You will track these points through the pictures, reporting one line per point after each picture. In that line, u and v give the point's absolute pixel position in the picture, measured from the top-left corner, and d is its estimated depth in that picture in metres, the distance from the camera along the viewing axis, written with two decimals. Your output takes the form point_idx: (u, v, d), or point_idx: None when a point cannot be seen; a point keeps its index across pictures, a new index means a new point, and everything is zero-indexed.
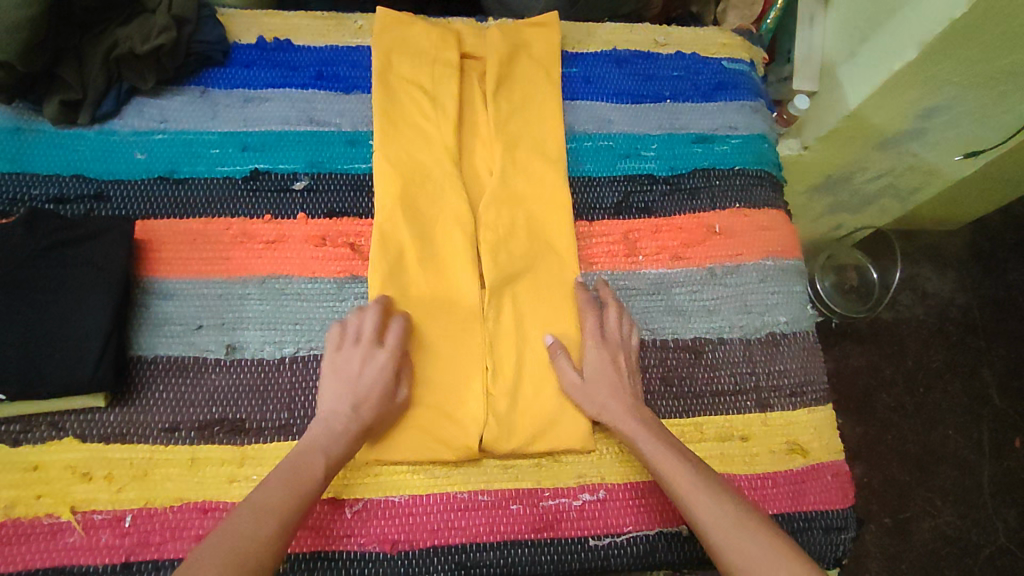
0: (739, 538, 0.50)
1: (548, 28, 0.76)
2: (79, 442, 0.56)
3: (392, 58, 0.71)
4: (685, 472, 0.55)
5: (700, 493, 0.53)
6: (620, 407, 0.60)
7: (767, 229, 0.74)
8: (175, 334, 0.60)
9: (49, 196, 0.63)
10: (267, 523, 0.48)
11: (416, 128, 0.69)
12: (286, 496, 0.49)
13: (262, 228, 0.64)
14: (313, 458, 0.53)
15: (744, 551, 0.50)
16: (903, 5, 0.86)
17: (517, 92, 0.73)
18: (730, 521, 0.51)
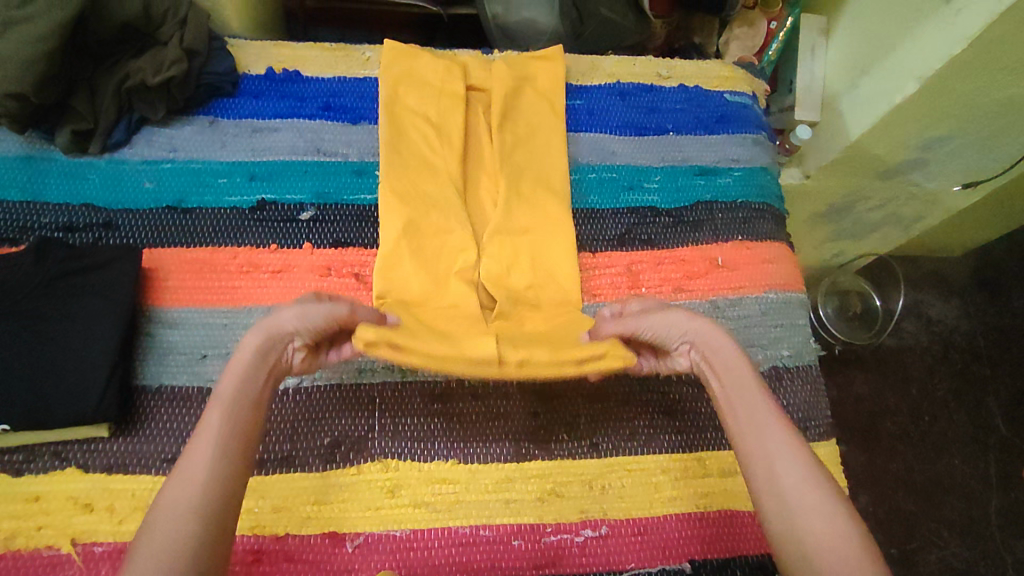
0: (812, 498, 0.45)
1: (552, 62, 0.77)
2: (82, 472, 0.56)
3: (399, 89, 0.72)
4: (773, 417, 0.50)
5: (783, 442, 0.48)
6: (719, 340, 0.55)
7: (770, 262, 0.75)
8: (180, 364, 0.60)
9: (58, 224, 0.63)
10: (182, 507, 0.40)
11: (422, 158, 0.70)
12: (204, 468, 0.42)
13: (268, 258, 0.65)
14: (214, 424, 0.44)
15: (814, 512, 0.44)
16: (903, 39, 0.87)
17: (520, 124, 0.75)
18: (807, 477, 0.46)
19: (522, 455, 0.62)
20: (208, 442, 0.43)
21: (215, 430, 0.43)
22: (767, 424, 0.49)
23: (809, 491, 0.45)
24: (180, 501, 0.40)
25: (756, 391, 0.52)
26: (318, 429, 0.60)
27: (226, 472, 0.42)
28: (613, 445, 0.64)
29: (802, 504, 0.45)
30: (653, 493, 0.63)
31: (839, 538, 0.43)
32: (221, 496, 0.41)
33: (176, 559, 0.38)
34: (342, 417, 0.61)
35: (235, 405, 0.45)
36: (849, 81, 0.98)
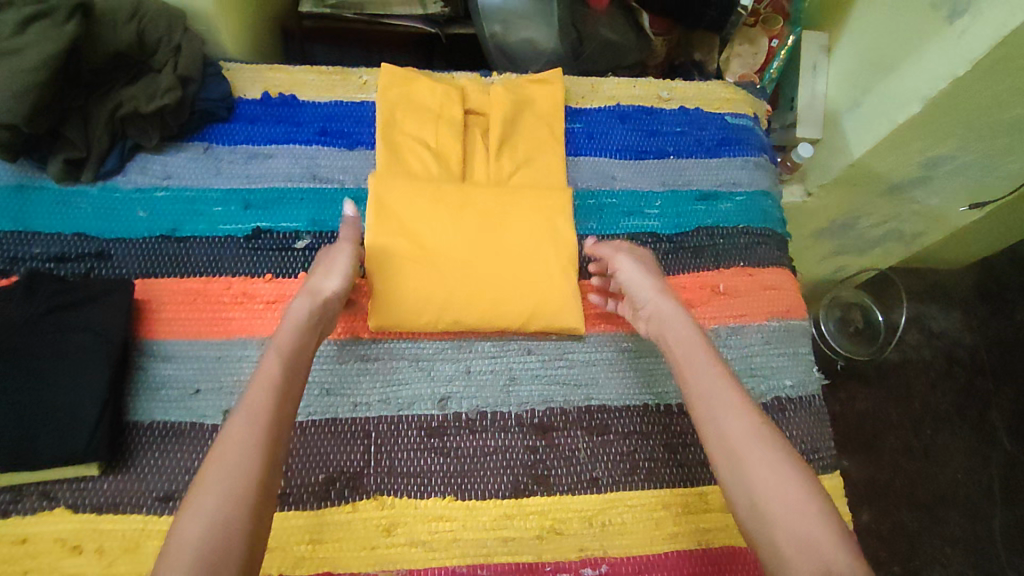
0: (756, 447, 0.48)
1: (551, 85, 0.76)
2: (71, 512, 0.54)
3: (396, 113, 0.71)
4: (721, 376, 0.53)
5: (730, 397, 0.52)
6: (674, 312, 0.60)
7: (772, 288, 0.74)
8: (172, 400, 0.59)
9: (49, 255, 0.62)
10: (243, 438, 0.44)
11: (417, 182, 0.68)
12: (258, 407, 0.46)
13: (263, 288, 0.63)
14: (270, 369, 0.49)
15: (757, 459, 0.48)
16: (907, 58, 0.86)
17: (519, 149, 0.73)
18: (751, 428, 0.49)
19: (521, 491, 0.61)
20: (263, 385, 0.48)
21: (273, 375, 0.49)
22: (714, 384, 0.53)
23: (753, 441, 0.49)
24: (242, 434, 0.45)
25: (705, 354, 0.55)
26: (313, 466, 0.59)
27: (280, 410, 0.47)
28: (614, 480, 0.63)
29: (747, 452, 0.48)
30: (654, 529, 0.62)
31: (779, 483, 0.46)
32: (274, 432, 0.46)
33: (233, 483, 0.42)
34: (338, 453, 0.60)
35: (287, 352, 0.51)
36: (852, 100, 0.97)
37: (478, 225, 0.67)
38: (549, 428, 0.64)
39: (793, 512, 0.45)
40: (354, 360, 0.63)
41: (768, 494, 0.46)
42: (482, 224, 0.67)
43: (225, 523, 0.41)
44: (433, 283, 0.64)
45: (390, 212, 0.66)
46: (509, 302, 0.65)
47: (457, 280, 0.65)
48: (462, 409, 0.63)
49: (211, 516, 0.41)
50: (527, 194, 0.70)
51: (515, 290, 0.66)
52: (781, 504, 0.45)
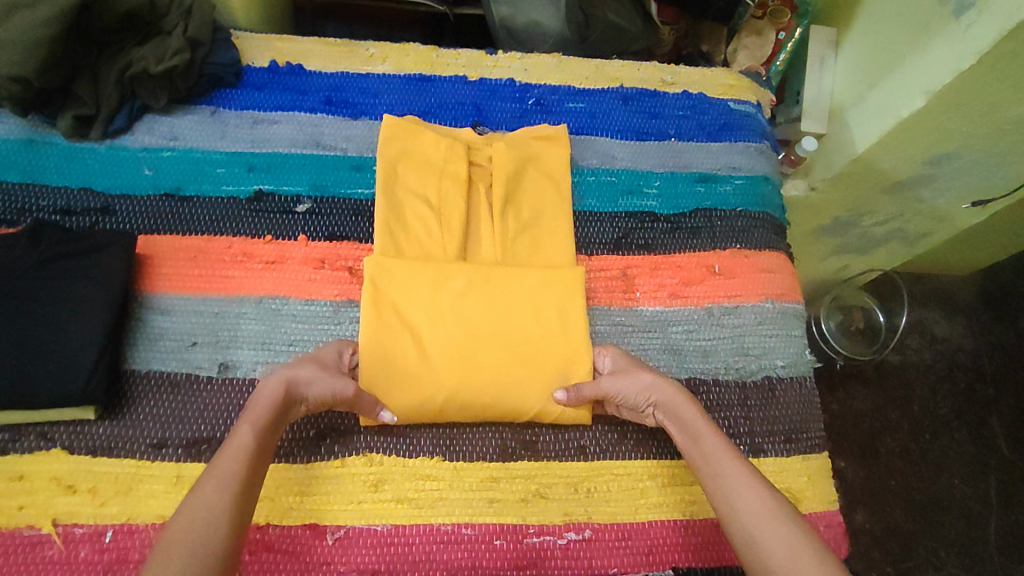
0: (774, 527, 0.49)
1: (555, 142, 0.74)
2: (67, 454, 0.56)
3: (397, 167, 0.69)
4: (729, 461, 0.54)
5: (743, 482, 0.52)
6: (671, 395, 0.59)
7: (768, 271, 0.74)
8: (170, 351, 0.61)
9: (56, 207, 0.64)
10: (212, 513, 0.44)
11: (412, 261, 0.64)
12: (228, 476, 0.47)
13: (263, 248, 0.65)
14: (245, 440, 0.49)
15: (778, 540, 0.48)
16: (913, 53, 0.86)
17: (524, 207, 0.70)
18: (767, 513, 0.50)
19: (508, 455, 0.62)
20: (235, 456, 0.48)
21: (246, 445, 0.49)
22: (724, 475, 0.54)
23: (772, 523, 0.49)
24: (210, 509, 0.45)
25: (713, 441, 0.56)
26: (304, 422, 0.60)
27: (247, 488, 0.47)
28: (600, 449, 0.63)
29: (767, 535, 0.49)
30: (639, 499, 0.62)
31: (804, 565, 0.46)
32: (240, 509, 0.46)
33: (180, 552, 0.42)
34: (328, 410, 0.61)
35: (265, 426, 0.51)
36: (858, 94, 0.97)
37: (477, 314, 0.64)
38: None
39: None
40: (350, 321, 0.64)
41: None
42: (482, 315, 0.64)
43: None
44: (424, 378, 0.61)
45: (382, 300, 0.63)
46: (509, 393, 0.62)
47: (453, 373, 0.61)
48: None
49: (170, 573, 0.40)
50: (531, 275, 0.66)
51: (512, 378, 0.62)
52: None
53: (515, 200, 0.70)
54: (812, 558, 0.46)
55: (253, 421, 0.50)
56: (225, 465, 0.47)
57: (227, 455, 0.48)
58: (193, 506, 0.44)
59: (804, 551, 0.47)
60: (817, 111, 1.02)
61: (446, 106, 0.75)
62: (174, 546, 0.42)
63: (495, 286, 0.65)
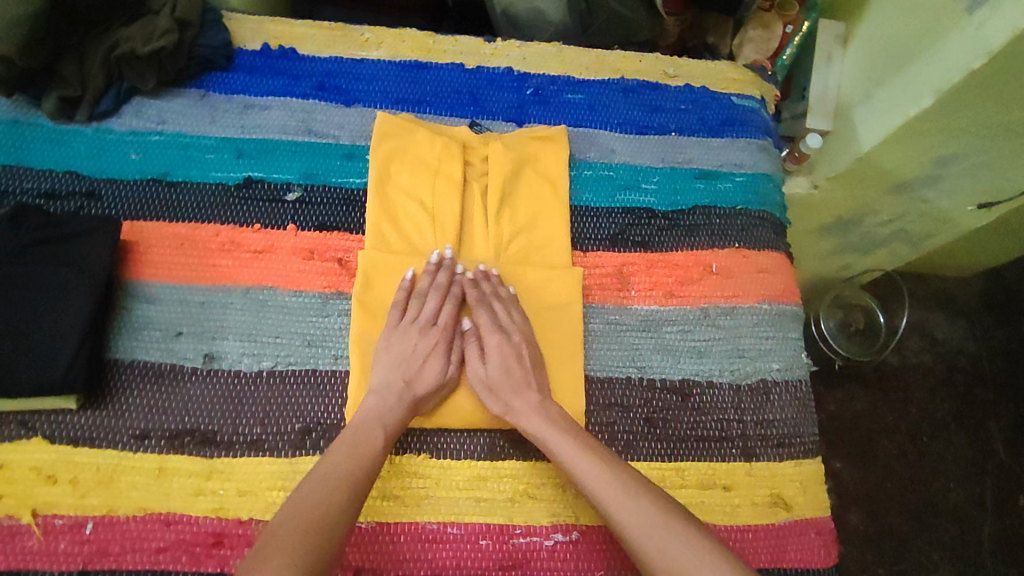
0: (665, 534, 0.51)
1: (554, 143, 0.71)
2: (47, 443, 0.55)
3: (390, 167, 0.67)
4: (610, 475, 0.54)
5: (621, 491, 0.53)
6: (536, 420, 0.58)
7: (765, 272, 0.72)
8: (154, 340, 0.60)
9: (40, 191, 0.62)
10: (321, 504, 0.49)
11: (480, 277, 0.64)
12: (334, 476, 0.51)
13: (250, 237, 0.63)
14: (371, 441, 0.55)
15: (673, 543, 0.50)
16: (923, 50, 0.84)
17: (521, 210, 0.69)
18: (649, 516, 0.52)
19: (496, 454, 0.61)
20: (348, 453, 0.53)
21: (372, 449, 0.54)
22: (602, 489, 0.54)
23: (658, 527, 0.51)
24: (318, 501, 0.49)
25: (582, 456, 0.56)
26: (288, 415, 0.59)
27: (361, 479, 0.52)
28: None
29: (658, 540, 0.51)
30: None
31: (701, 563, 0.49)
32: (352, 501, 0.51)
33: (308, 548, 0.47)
34: (313, 403, 0.59)
35: (392, 424, 0.56)
36: (865, 91, 0.95)
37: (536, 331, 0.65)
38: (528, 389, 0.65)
39: None
40: (338, 314, 0.62)
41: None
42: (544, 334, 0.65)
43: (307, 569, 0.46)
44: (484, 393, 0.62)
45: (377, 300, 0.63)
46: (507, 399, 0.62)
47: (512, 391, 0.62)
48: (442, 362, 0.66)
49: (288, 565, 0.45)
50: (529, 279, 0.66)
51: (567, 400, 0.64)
52: None
53: (511, 202, 0.69)
54: (711, 555, 0.50)
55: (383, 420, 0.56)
56: (337, 460, 0.53)
57: (344, 453, 0.53)
58: (299, 499, 0.50)
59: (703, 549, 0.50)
60: (823, 107, 1.00)
61: (441, 94, 0.73)
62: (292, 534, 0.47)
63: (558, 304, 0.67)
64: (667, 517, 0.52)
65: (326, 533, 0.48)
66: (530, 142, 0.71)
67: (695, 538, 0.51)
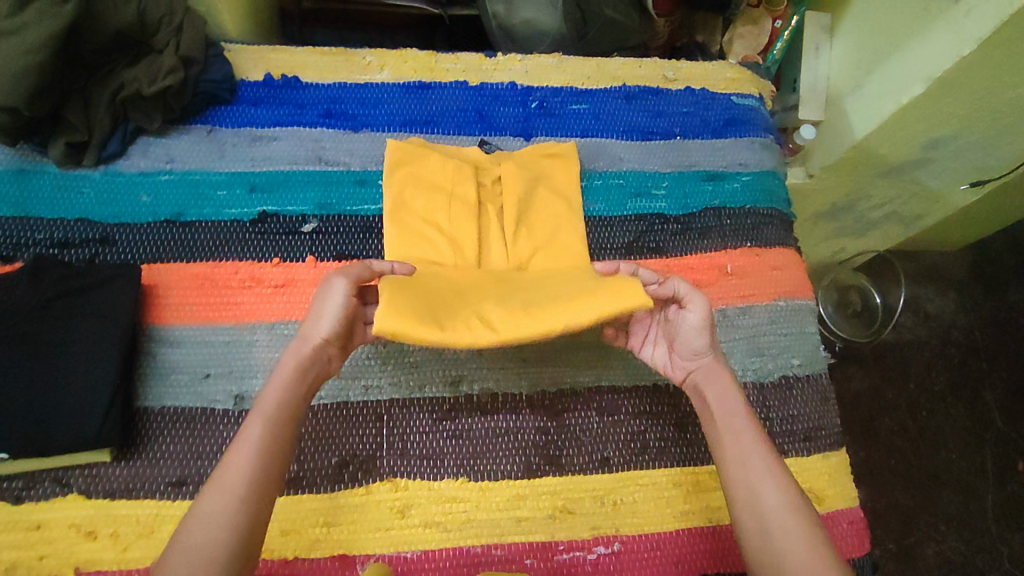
0: (796, 533, 0.48)
1: (564, 159, 0.72)
2: (84, 498, 0.54)
3: (404, 194, 0.67)
4: (767, 460, 0.51)
5: (764, 470, 0.51)
6: (716, 375, 0.57)
7: (780, 270, 0.74)
8: (182, 385, 0.59)
9: (53, 240, 0.61)
10: (217, 527, 0.44)
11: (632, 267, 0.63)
12: (230, 489, 0.45)
13: (271, 272, 0.63)
14: (246, 449, 0.47)
15: (796, 541, 0.47)
16: (909, 39, 0.86)
17: (538, 227, 0.69)
18: (788, 511, 0.49)
19: (534, 471, 0.61)
20: (243, 458, 0.46)
21: (258, 445, 0.47)
22: (746, 451, 0.52)
23: (792, 523, 0.48)
24: (214, 523, 0.44)
25: (746, 424, 0.54)
26: (324, 449, 0.59)
27: (263, 484, 0.46)
28: (624, 459, 0.63)
29: (784, 536, 0.48)
30: (665, 507, 0.62)
31: None
32: (254, 518, 0.45)
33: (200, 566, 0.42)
34: (350, 436, 0.60)
35: (274, 415, 0.49)
36: (854, 80, 0.97)
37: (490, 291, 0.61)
38: (611, 408, 0.64)
39: None
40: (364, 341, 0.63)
41: None
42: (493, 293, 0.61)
43: None
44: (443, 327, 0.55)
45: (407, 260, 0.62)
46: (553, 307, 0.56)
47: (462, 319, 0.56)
48: (473, 391, 0.63)
49: None
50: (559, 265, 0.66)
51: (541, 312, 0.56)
52: None
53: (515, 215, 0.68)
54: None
55: (264, 414, 0.49)
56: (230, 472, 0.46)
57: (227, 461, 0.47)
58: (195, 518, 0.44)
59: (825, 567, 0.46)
60: (814, 98, 1.02)
61: (448, 113, 0.73)
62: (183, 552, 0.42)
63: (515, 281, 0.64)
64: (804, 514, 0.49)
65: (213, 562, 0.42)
66: (541, 160, 0.71)
67: (823, 551, 0.47)
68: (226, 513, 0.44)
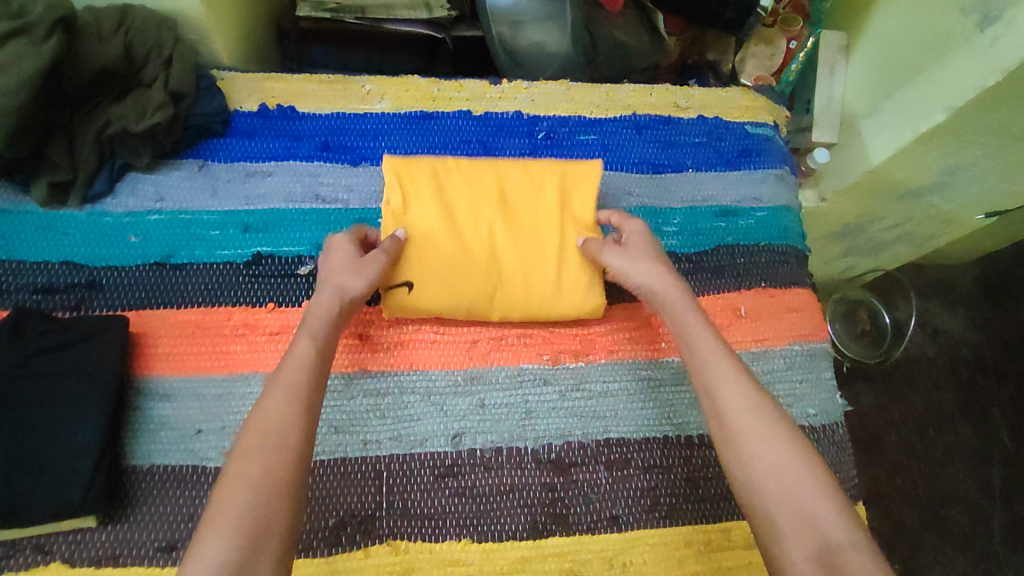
0: (759, 419, 0.48)
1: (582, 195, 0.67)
2: (67, 568, 0.52)
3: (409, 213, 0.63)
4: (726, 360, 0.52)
5: (726, 370, 0.51)
6: (669, 290, 0.58)
7: (795, 311, 0.71)
8: (172, 442, 0.56)
9: (36, 285, 0.58)
10: (282, 420, 0.45)
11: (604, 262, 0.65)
12: (295, 388, 0.47)
13: (265, 319, 0.60)
14: (303, 352, 0.49)
15: (760, 436, 0.47)
16: (930, 64, 0.82)
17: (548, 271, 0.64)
18: (749, 401, 0.49)
19: (539, 531, 0.58)
20: (295, 364, 0.48)
21: (305, 354, 0.49)
22: (704, 351, 0.53)
23: (752, 416, 0.48)
24: (282, 418, 0.45)
25: (704, 330, 0.55)
26: (321, 510, 0.56)
27: (312, 391, 0.47)
28: (633, 517, 0.60)
29: (749, 430, 0.48)
30: (675, 569, 0.60)
31: (786, 462, 0.46)
32: (310, 410, 0.46)
33: (264, 460, 0.43)
34: (347, 496, 0.57)
35: (320, 329, 0.51)
36: (870, 104, 0.93)
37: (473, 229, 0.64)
38: (621, 462, 0.62)
39: (795, 483, 0.45)
40: (363, 394, 0.60)
41: (779, 489, 0.45)
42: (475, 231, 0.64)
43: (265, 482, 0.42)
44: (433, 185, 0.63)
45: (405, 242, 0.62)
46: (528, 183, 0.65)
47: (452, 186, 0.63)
48: (476, 445, 0.60)
49: (250, 492, 0.41)
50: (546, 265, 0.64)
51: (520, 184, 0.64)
52: (789, 492, 0.45)
53: (522, 231, 0.65)
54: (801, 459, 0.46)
55: (312, 333, 0.51)
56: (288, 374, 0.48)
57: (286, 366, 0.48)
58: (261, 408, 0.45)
59: (791, 444, 0.47)
60: (828, 121, 0.98)
61: (451, 145, 0.70)
62: (248, 446, 0.43)
63: (506, 271, 0.63)
64: (767, 411, 0.49)
65: (285, 452, 0.43)
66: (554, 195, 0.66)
67: (782, 433, 0.48)
68: (287, 407, 0.45)
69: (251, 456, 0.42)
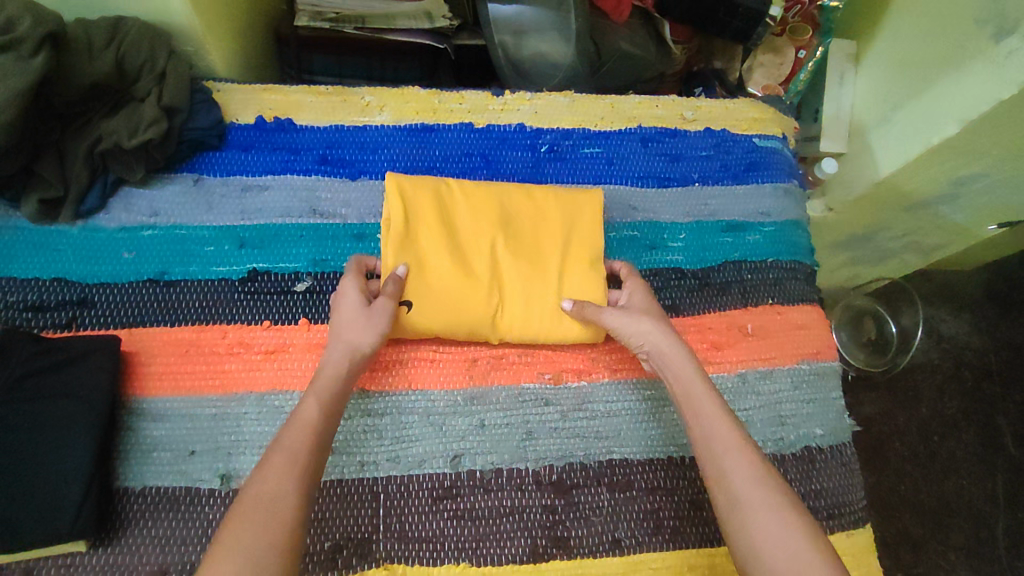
0: (767, 500, 0.47)
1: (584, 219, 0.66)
2: None
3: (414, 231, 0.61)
4: (733, 437, 0.51)
5: (732, 448, 0.50)
6: (671, 354, 0.57)
7: (803, 328, 0.70)
8: (165, 463, 0.55)
9: (27, 303, 0.57)
10: (280, 488, 0.44)
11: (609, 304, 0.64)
12: (296, 456, 0.46)
13: (261, 337, 0.59)
14: (309, 417, 0.49)
15: (768, 516, 0.46)
16: (942, 74, 0.80)
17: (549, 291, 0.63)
18: (757, 481, 0.48)
19: (540, 555, 0.57)
20: (300, 430, 0.48)
21: (309, 419, 0.49)
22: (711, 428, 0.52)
23: (760, 496, 0.47)
24: (278, 485, 0.44)
25: (710, 404, 0.53)
26: (317, 532, 0.55)
27: (316, 458, 0.47)
28: (636, 540, 0.59)
29: (757, 511, 0.47)
30: None
31: (796, 548, 0.44)
32: (308, 480, 0.46)
33: (261, 526, 0.42)
34: (344, 518, 0.56)
35: (328, 395, 0.51)
36: (879, 113, 0.91)
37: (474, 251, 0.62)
38: (625, 484, 0.60)
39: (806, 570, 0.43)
40: (361, 414, 0.59)
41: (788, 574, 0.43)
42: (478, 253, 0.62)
43: (269, 551, 0.41)
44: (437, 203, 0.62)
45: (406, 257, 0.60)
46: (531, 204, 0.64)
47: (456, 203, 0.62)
48: (476, 467, 0.59)
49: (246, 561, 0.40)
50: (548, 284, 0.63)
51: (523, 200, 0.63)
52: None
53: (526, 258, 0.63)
54: (811, 544, 0.44)
55: (319, 395, 0.51)
56: (288, 440, 0.47)
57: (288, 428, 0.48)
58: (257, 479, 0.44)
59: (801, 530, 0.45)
60: (836, 130, 0.96)
61: (451, 158, 0.69)
62: (244, 516, 0.42)
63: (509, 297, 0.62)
64: (773, 488, 0.48)
65: (281, 521, 0.42)
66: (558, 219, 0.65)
67: (794, 519, 0.46)
68: (290, 475, 0.45)
69: (249, 526, 0.41)
